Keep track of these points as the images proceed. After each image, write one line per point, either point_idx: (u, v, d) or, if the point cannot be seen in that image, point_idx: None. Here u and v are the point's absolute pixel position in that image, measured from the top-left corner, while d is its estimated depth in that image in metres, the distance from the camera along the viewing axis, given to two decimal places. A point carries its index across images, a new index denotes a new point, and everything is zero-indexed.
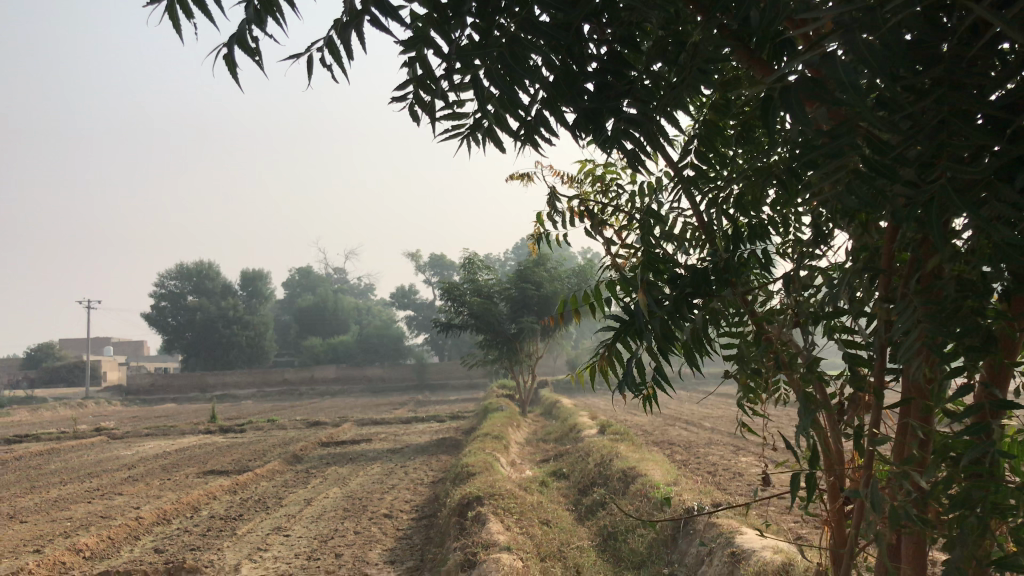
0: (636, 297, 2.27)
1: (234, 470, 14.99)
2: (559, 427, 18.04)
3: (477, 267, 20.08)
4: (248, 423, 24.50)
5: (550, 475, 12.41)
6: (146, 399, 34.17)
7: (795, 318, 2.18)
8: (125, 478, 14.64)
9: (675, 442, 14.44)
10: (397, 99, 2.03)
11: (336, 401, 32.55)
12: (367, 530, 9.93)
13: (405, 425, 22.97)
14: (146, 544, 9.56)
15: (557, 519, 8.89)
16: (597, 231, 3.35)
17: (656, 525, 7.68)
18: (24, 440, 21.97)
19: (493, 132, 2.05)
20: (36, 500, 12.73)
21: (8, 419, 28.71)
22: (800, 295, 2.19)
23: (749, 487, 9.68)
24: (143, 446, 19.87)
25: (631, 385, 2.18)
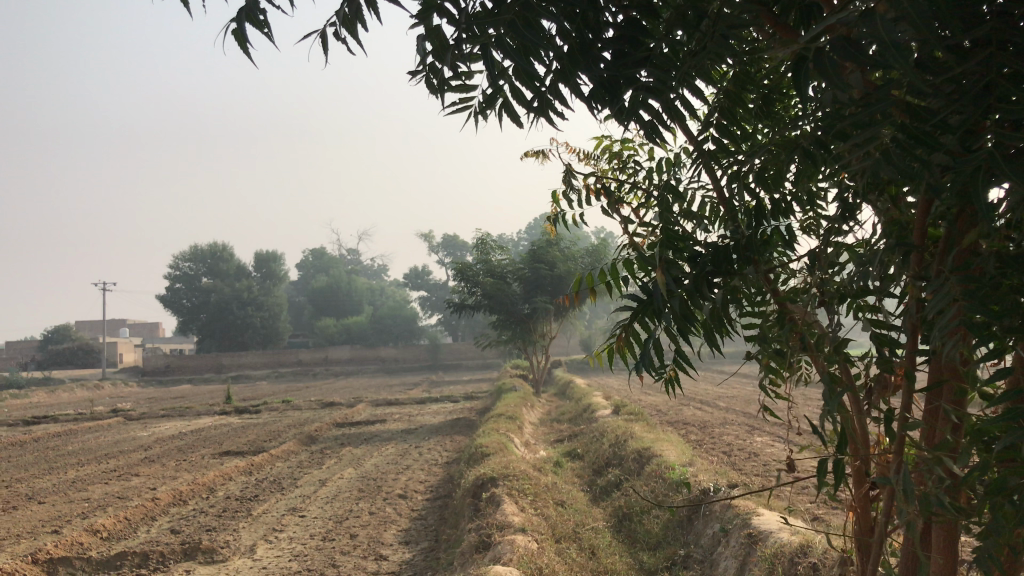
0: (654, 275, 2.18)
1: (250, 451, 15.06)
2: (573, 407, 18.02)
3: (490, 248, 19.88)
4: (263, 404, 24.64)
5: (565, 455, 12.39)
6: (162, 380, 34.37)
7: (819, 297, 2.09)
8: (142, 459, 14.72)
9: (690, 422, 14.37)
10: (410, 74, 1.92)
11: (351, 382, 32.68)
12: (382, 511, 9.93)
13: (419, 406, 22.99)
14: (162, 525, 9.59)
15: (571, 500, 8.85)
16: (614, 209, 3.27)
17: (671, 505, 7.62)
18: (42, 421, 22.16)
19: (505, 106, 1.96)
20: (54, 481, 12.81)
21: (27, 401, 28.92)
22: (824, 274, 2.10)
23: (765, 467, 9.60)
24: (159, 427, 19.97)
25: (648, 367, 2.10)
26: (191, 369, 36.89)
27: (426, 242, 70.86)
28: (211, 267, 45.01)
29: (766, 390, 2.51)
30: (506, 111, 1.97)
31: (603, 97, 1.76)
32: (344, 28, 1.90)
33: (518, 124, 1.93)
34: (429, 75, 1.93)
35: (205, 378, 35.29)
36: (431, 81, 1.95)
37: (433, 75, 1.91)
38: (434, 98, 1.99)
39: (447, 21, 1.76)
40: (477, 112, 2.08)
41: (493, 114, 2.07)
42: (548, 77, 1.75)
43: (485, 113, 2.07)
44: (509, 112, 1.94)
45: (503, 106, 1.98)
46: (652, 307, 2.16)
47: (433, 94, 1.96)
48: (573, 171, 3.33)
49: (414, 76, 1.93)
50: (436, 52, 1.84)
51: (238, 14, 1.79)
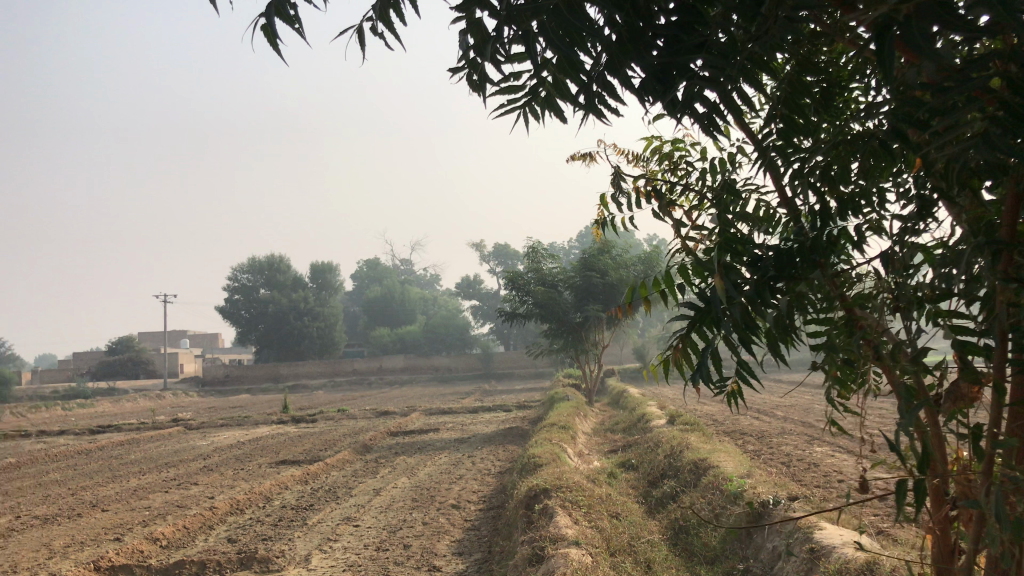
0: (712, 280, 2.04)
1: (306, 460, 15.15)
2: (627, 417, 17.79)
3: (541, 256, 19.87)
4: (319, 413, 24.86)
5: (619, 466, 12.21)
6: (221, 390, 34.95)
7: (892, 303, 1.94)
8: (201, 468, 14.90)
9: (748, 432, 14.06)
10: (451, 71, 1.82)
11: (404, 391, 32.83)
12: (435, 521, 9.87)
13: (471, 415, 22.96)
14: (220, 534, 9.65)
15: (626, 512, 8.68)
16: (666, 212, 3.14)
17: (728, 518, 7.40)
18: (106, 430, 22.66)
19: (553, 102, 1.85)
20: (116, 489, 13.03)
21: (91, 411, 29.62)
22: (899, 276, 1.94)
23: (827, 479, 9.30)
24: (218, 437, 20.25)
25: (707, 380, 1.96)
26: (250, 379, 37.46)
27: (477, 251, 71.06)
28: (269, 278, 45.69)
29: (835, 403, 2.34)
30: (552, 107, 1.86)
31: (655, 88, 1.66)
32: (381, 23, 1.81)
33: (565, 120, 1.82)
34: (469, 71, 1.83)
35: (262, 388, 35.77)
36: (471, 77, 1.85)
37: (474, 70, 1.81)
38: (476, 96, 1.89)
39: (490, 12, 1.66)
40: (524, 111, 1.99)
41: (539, 111, 1.98)
42: (596, 68, 1.64)
43: (531, 111, 1.98)
44: (555, 107, 1.84)
45: (550, 102, 1.88)
46: (712, 314, 2.02)
47: (474, 91, 1.87)
48: (623, 174, 3.22)
49: (454, 73, 1.84)
50: (477, 46, 1.75)
51: (268, 8, 1.71)
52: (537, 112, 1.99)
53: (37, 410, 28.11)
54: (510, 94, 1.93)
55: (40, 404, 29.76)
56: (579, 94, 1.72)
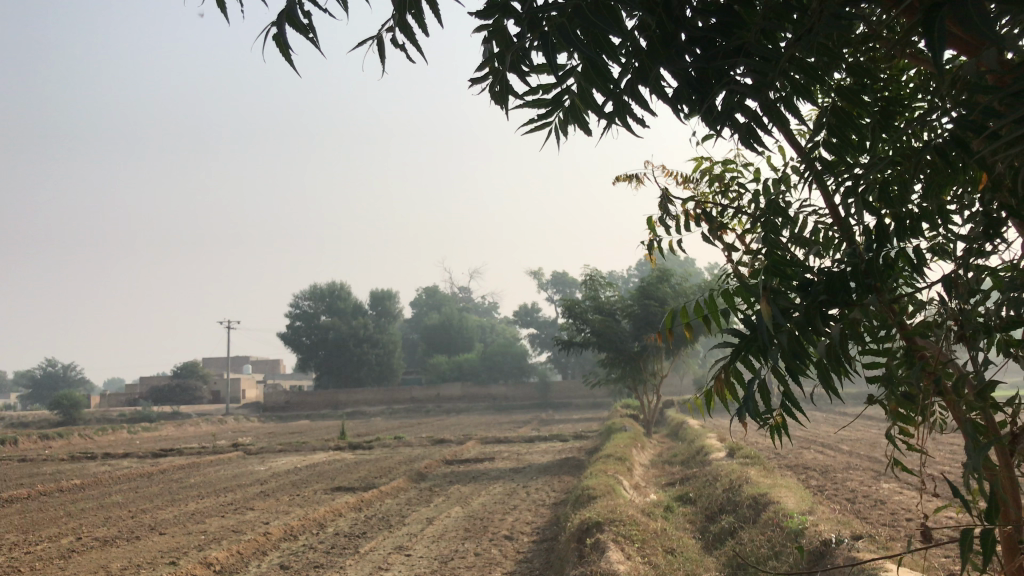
0: (759, 305, 1.86)
1: (361, 487, 15.11)
2: (685, 449, 17.39)
3: (599, 284, 19.70)
4: (376, 440, 24.90)
5: (676, 499, 11.88)
6: (282, 416, 35.36)
7: (957, 329, 1.73)
8: (258, 493, 14.96)
9: (811, 466, 13.58)
10: (475, 82, 1.72)
11: (461, 419, 32.75)
12: (487, 552, 9.68)
13: (527, 445, 22.73)
14: (273, 560, 9.62)
15: (682, 547, 8.40)
16: (716, 235, 2.99)
17: (787, 558, 7.08)
18: (169, 454, 23.02)
19: (581, 113, 1.73)
20: (174, 513, 13.15)
21: (156, 434, 30.19)
22: (965, 302, 1.73)
23: (894, 517, 8.88)
24: (276, 462, 20.40)
25: (754, 414, 1.78)
26: (310, 404, 37.84)
27: (536, 280, 70.93)
28: (330, 305, 46.31)
29: (898, 441, 2.11)
30: (580, 120, 1.73)
31: (690, 97, 1.52)
32: (399, 29, 1.73)
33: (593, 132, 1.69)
34: (493, 82, 1.72)
35: (322, 413, 36.06)
36: (494, 89, 1.74)
37: (498, 80, 1.70)
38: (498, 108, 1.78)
39: (512, 18, 1.56)
40: (553, 125, 1.88)
41: (569, 124, 1.86)
42: (625, 76, 1.51)
43: (565, 128, 1.86)
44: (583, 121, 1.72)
45: (580, 116, 1.75)
46: (758, 342, 1.84)
47: (497, 104, 1.76)
48: (670, 197, 3.09)
49: (476, 84, 1.74)
50: (500, 53, 1.64)
51: (279, 16, 1.66)
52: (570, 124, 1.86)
53: (104, 432, 28.74)
54: (539, 110, 1.82)
55: (107, 426, 30.42)
56: (608, 107, 1.59)
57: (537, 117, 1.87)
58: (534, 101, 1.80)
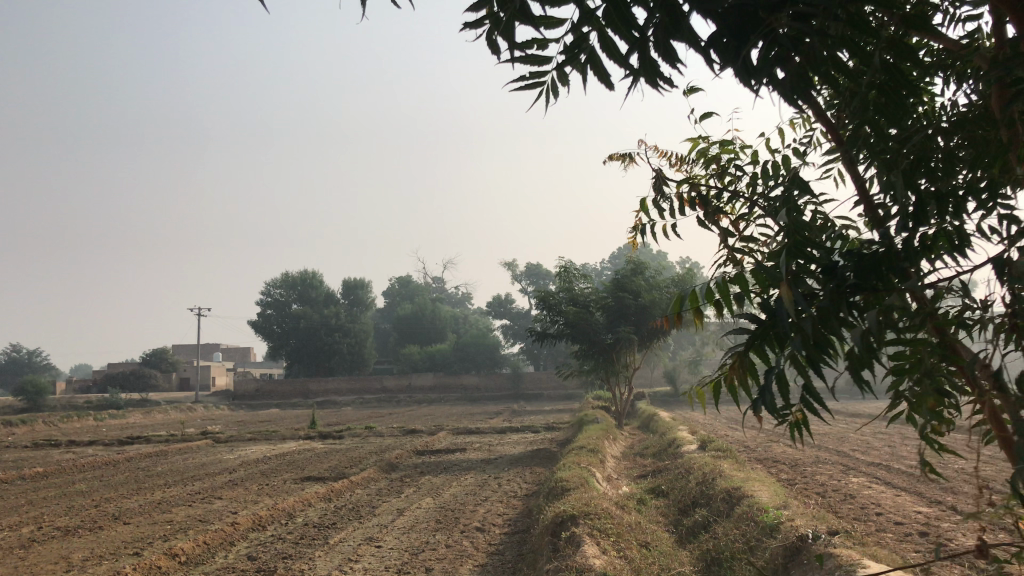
0: (779, 291, 1.75)
1: (330, 477, 14.87)
2: (657, 441, 17.34)
3: (573, 276, 19.51)
4: (347, 429, 24.60)
5: (649, 492, 11.80)
6: (251, 405, 34.88)
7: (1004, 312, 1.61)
8: (226, 482, 14.69)
9: (781, 460, 13.57)
10: (473, 24, 1.58)
11: (432, 409, 32.56)
12: (458, 544, 9.52)
13: (499, 435, 22.57)
14: (241, 550, 9.39)
15: (657, 541, 8.31)
16: (712, 220, 2.85)
17: (763, 552, 7.00)
18: (135, 441, 22.59)
19: (592, 66, 1.59)
20: (140, 502, 12.85)
21: (122, 422, 29.67)
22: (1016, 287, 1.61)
23: (864, 511, 8.87)
24: (245, 451, 20.07)
25: (772, 407, 1.67)
26: (280, 393, 37.42)
27: (509, 270, 70.73)
28: (301, 293, 45.81)
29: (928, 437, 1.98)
30: (595, 69, 1.59)
31: None
32: None
33: (608, 84, 1.56)
34: (494, 25, 1.57)
35: (292, 402, 35.69)
36: (492, 33, 1.60)
37: (501, 29, 1.57)
38: (492, 56, 1.63)
39: None
40: (544, 84, 1.75)
41: (562, 81, 1.73)
42: None
43: (560, 84, 1.73)
44: (595, 72, 1.59)
45: (587, 68, 1.61)
46: (777, 330, 1.74)
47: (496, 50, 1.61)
48: (665, 177, 2.94)
49: (473, 29, 1.59)
50: None
51: None
52: (564, 82, 1.73)
53: (69, 420, 28.16)
54: (532, 67, 1.69)
55: (72, 413, 29.87)
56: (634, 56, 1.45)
57: (530, 75, 1.73)
58: (527, 57, 1.67)
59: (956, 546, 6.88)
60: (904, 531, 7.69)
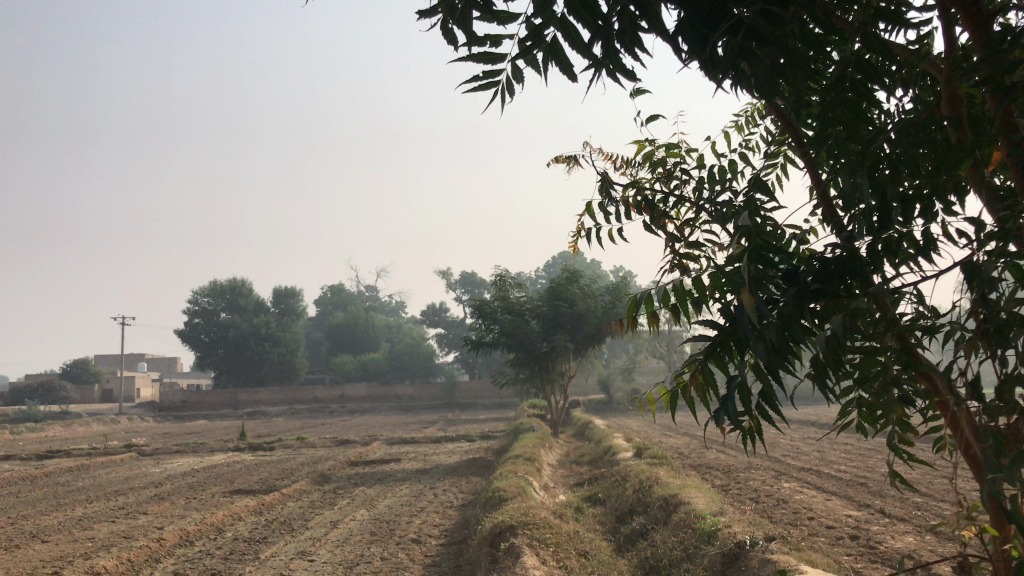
0: (740, 296, 1.68)
1: (262, 489, 14.49)
2: (593, 449, 17.36)
3: (509, 285, 19.30)
4: (278, 441, 24.05)
5: (586, 500, 11.80)
6: (178, 417, 33.87)
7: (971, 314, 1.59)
8: (152, 497, 14.18)
9: (715, 465, 13.71)
10: (426, 14, 1.49)
11: (366, 419, 32.13)
12: (394, 556, 9.33)
13: (435, 445, 22.37)
14: (167, 567, 9.04)
15: (595, 550, 8.27)
16: (658, 225, 2.81)
17: (702, 559, 7.02)
18: (55, 455, 21.69)
19: (551, 56, 1.51)
20: (61, 518, 12.30)
21: (40, 435, 28.48)
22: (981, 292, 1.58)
23: (796, 516, 9.00)
24: (171, 464, 19.42)
25: (735, 415, 1.60)
26: (209, 404, 36.46)
27: (443, 279, 70.43)
28: (230, 301, 44.75)
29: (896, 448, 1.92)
30: (556, 61, 1.51)
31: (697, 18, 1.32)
32: None
33: (572, 76, 1.48)
34: (446, 15, 1.50)
35: (221, 414, 34.75)
36: (447, 24, 1.52)
37: (453, 17, 1.49)
38: (443, 44, 1.54)
39: None
40: (498, 83, 1.67)
41: (518, 78, 1.66)
42: None
43: (515, 81, 1.65)
44: (556, 65, 1.51)
45: (544, 62, 1.54)
46: (737, 338, 1.68)
47: (451, 40, 1.52)
48: (611, 181, 2.88)
49: (425, 17, 1.51)
50: None
51: None
52: (519, 78, 1.65)
53: None
54: (485, 64, 1.61)
55: None
56: (603, 37, 1.38)
57: (485, 73, 1.64)
58: (481, 52, 1.59)
59: (887, 548, 7.00)
60: (836, 534, 7.81)
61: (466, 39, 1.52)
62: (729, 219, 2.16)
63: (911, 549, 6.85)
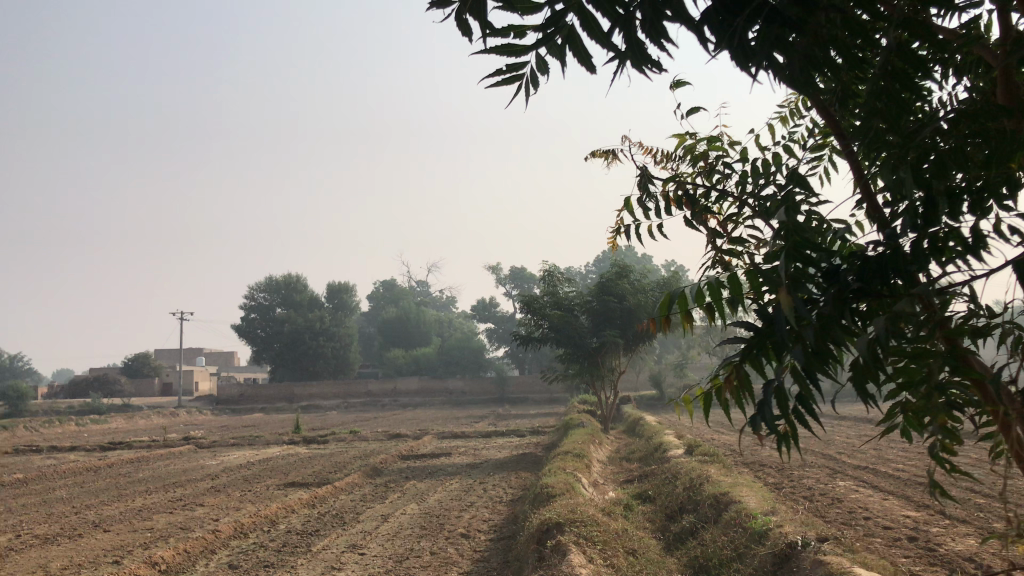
0: (778, 296, 1.61)
1: (314, 482, 14.66)
2: (643, 445, 17.20)
3: (558, 280, 19.35)
4: (331, 434, 24.34)
5: (635, 497, 11.69)
6: (235, 409, 34.49)
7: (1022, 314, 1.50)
8: (208, 489, 14.44)
9: (768, 463, 13.46)
10: (442, 8, 1.46)
11: (417, 413, 32.32)
12: (443, 551, 9.35)
13: (485, 440, 22.42)
14: (222, 558, 9.20)
15: (644, 548, 8.17)
16: (699, 220, 2.74)
17: (752, 559, 6.90)
18: (116, 447, 22.24)
19: (573, 45, 1.46)
20: (121, 509, 12.61)
21: (103, 427, 29.26)
22: None
23: (851, 516, 8.78)
24: (228, 456, 19.79)
25: (770, 422, 1.54)
26: (264, 398, 37.07)
27: (493, 274, 70.63)
28: (285, 297, 45.49)
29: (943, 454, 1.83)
30: (577, 52, 1.46)
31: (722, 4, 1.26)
32: None
33: (594, 68, 1.44)
34: (461, 8, 1.46)
35: (276, 407, 35.31)
36: (463, 18, 1.48)
37: (471, 9, 1.45)
38: (461, 35, 1.51)
39: None
40: (524, 75, 1.63)
41: (542, 70, 1.61)
42: None
43: (540, 73, 1.61)
44: (577, 55, 1.46)
45: (566, 52, 1.49)
46: (774, 338, 1.61)
47: (467, 33, 1.49)
48: (650, 176, 2.83)
49: (444, 10, 1.48)
50: None
51: None
52: (543, 71, 1.61)
53: (50, 425, 27.73)
54: (509, 55, 1.58)
55: (52, 418, 29.45)
56: (625, 27, 1.33)
57: (508, 67, 1.61)
58: (504, 43, 1.55)
59: (946, 551, 6.79)
60: (893, 536, 7.60)
61: (485, 31, 1.48)
62: (769, 215, 2.10)
63: (970, 553, 6.64)
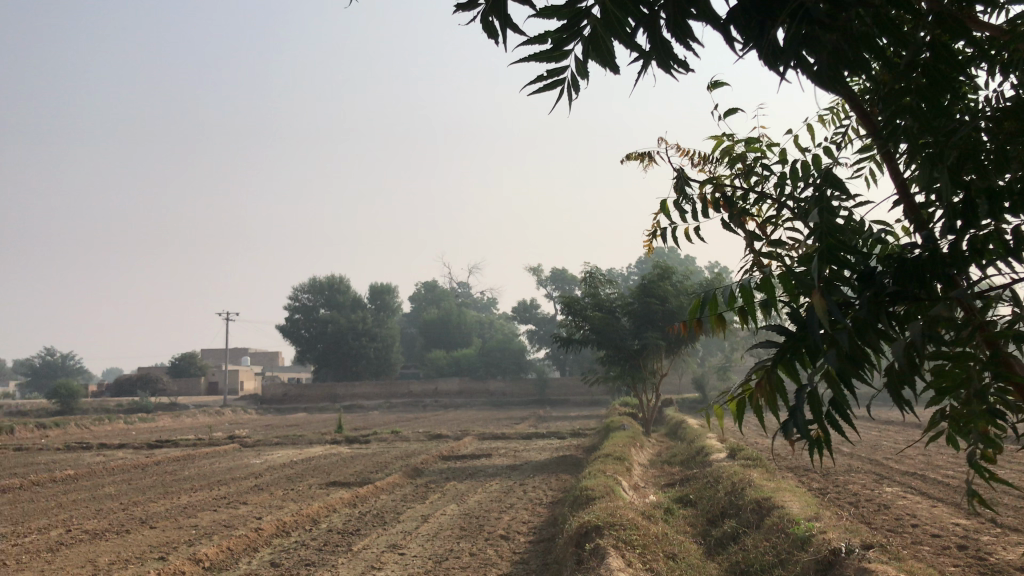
0: (813, 297, 1.56)
1: (356, 482, 14.76)
2: (685, 449, 17.02)
3: (600, 281, 19.25)
4: (373, 434, 24.50)
5: (676, 501, 11.57)
6: (279, 409, 34.90)
7: None
8: (252, 487, 14.61)
9: (812, 468, 13.22)
10: (470, 11, 1.45)
11: (458, 414, 32.39)
12: (482, 552, 9.34)
13: (525, 442, 22.38)
14: (264, 556, 9.29)
15: (684, 553, 8.07)
16: (736, 222, 2.68)
17: (794, 565, 6.76)
18: (164, 445, 22.63)
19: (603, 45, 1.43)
20: (167, 506, 12.81)
21: (152, 425, 29.81)
22: None
23: (898, 522, 8.59)
24: (272, 456, 20.02)
25: (803, 427, 1.49)
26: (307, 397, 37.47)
27: (536, 276, 70.57)
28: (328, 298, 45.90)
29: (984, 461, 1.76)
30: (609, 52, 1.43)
31: None
32: None
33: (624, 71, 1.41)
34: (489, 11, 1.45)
35: (319, 407, 35.66)
36: (492, 23, 1.47)
37: (498, 13, 1.43)
38: (491, 40, 1.49)
39: None
40: (564, 79, 1.60)
41: (583, 73, 1.58)
42: None
43: (580, 78, 1.58)
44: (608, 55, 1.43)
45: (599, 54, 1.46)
46: (808, 342, 1.57)
47: (496, 39, 1.47)
48: (687, 178, 2.78)
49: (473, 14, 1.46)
50: None
51: None
52: (583, 75, 1.58)
53: (100, 423, 28.32)
54: (547, 62, 1.55)
55: (103, 416, 30.11)
56: (648, 24, 1.30)
57: (548, 73, 1.59)
58: (538, 49, 1.52)
59: (997, 560, 6.59)
60: (941, 544, 7.41)
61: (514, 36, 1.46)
62: (806, 218, 2.06)
63: (1022, 563, 6.43)
